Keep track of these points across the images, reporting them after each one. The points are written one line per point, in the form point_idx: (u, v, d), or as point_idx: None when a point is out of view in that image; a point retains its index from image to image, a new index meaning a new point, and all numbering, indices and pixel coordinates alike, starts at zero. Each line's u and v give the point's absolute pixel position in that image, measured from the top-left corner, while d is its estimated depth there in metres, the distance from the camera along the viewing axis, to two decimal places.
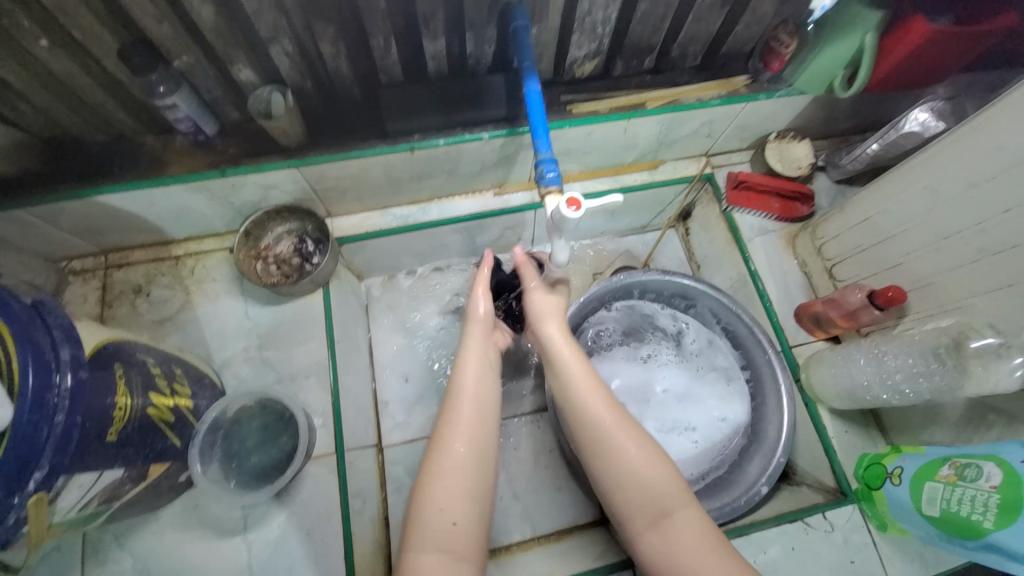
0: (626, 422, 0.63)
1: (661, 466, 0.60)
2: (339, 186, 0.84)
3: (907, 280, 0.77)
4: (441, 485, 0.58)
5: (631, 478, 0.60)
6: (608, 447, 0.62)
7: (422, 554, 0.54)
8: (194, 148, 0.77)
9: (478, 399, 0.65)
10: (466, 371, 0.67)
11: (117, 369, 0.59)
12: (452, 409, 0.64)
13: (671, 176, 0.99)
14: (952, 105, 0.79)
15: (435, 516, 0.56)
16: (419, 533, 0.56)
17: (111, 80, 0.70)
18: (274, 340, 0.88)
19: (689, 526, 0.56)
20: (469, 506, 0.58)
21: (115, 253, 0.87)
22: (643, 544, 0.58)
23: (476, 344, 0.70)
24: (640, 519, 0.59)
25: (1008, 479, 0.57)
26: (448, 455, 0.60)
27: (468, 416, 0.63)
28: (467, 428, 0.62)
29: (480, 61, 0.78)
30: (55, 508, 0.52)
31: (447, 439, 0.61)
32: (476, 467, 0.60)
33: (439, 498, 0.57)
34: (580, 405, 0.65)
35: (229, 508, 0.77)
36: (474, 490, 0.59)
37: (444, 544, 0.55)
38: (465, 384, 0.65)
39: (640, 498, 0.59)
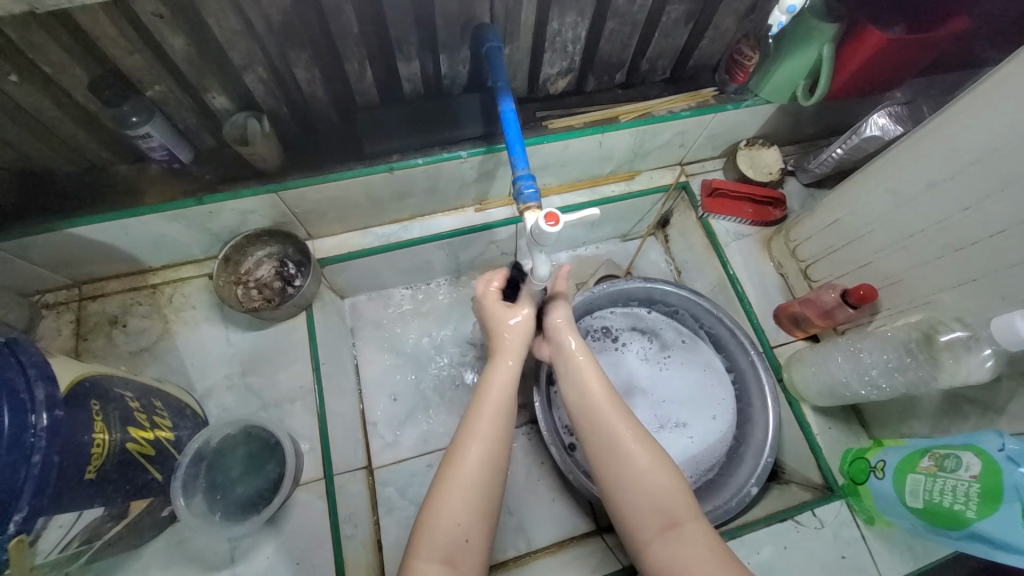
0: (638, 432, 0.64)
1: (673, 477, 0.61)
2: (319, 209, 0.84)
3: (877, 278, 0.79)
4: (456, 499, 0.58)
5: (642, 486, 0.60)
6: (620, 456, 0.62)
7: (427, 564, 0.55)
8: (169, 176, 0.77)
9: (501, 408, 0.65)
10: (495, 386, 0.66)
11: (94, 405, 0.57)
12: (476, 424, 0.63)
13: (647, 186, 1.02)
14: (909, 110, 0.82)
15: (447, 528, 0.57)
16: (427, 542, 0.56)
17: (82, 112, 0.69)
18: (257, 366, 0.86)
19: (698, 537, 0.57)
20: (480, 525, 0.58)
21: (89, 284, 0.85)
22: (650, 554, 0.58)
23: (505, 361, 0.69)
24: (649, 527, 0.59)
25: (987, 468, 0.59)
26: (467, 471, 0.59)
27: (490, 435, 0.62)
28: (486, 447, 0.61)
29: (455, 81, 0.79)
30: (36, 550, 0.50)
31: (466, 455, 0.60)
32: (490, 488, 0.60)
33: (451, 513, 0.57)
34: (593, 414, 0.66)
35: (215, 541, 0.75)
36: (486, 509, 0.59)
37: (451, 556, 0.56)
38: (489, 403, 0.65)
39: (650, 506, 0.59)
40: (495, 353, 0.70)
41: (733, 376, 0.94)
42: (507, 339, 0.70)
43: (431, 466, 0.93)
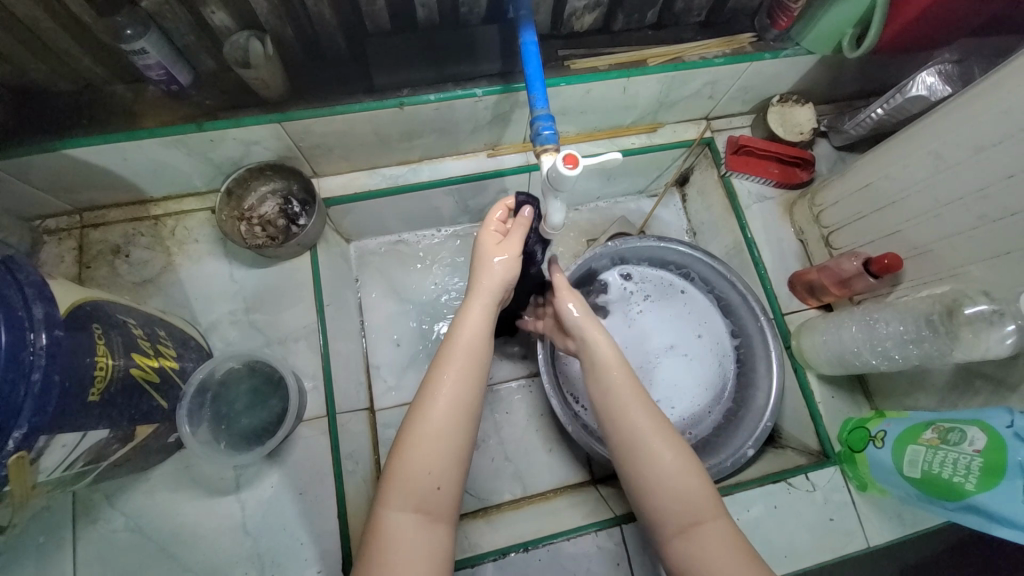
0: (666, 431, 0.58)
1: (698, 474, 0.56)
2: (325, 144, 0.80)
3: (904, 248, 0.76)
4: (424, 448, 0.54)
5: (663, 484, 0.55)
6: (642, 451, 0.57)
7: (398, 514, 0.52)
8: (169, 99, 0.73)
9: (472, 347, 0.59)
10: (468, 329, 0.60)
11: (96, 330, 0.56)
12: (448, 369, 0.57)
13: (670, 140, 0.97)
14: (960, 69, 0.76)
15: (416, 479, 0.53)
16: (396, 490, 0.53)
17: (75, 22, 0.65)
18: (262, 303, 0.86)
19: (719, 542, 0.52)
20: (454, 470, 0.55)
21: (91, 211, 0.83)
22: (669, 552, 0.54)
23: (479, 301, 0.61)
24: (667, 526, 0.55)
25: (992, 443, 0.59)
26: (438, 419, 0.55)
27: (462, 378, 0.57)
28: (457, 397, 0.56)
29: (473, 10, 0.73)
30: (38, 468, 0.51)
31: (432, 404, 0.56)
32: (464, 434, 0.56)
33: (421, 462, 0.54)
34: (615, 410, 0.60)
35: (221, 469, 0.77)
36: (459, 454, 0.55)
37: (423, 505, 0.53)
38: (458, 343, 0.59)
39: (672, 504, 0.54)
40: (469, 292, 0.62)
41: (739, 341, 0.93)
42: (485, 277, 0.62)
43: None
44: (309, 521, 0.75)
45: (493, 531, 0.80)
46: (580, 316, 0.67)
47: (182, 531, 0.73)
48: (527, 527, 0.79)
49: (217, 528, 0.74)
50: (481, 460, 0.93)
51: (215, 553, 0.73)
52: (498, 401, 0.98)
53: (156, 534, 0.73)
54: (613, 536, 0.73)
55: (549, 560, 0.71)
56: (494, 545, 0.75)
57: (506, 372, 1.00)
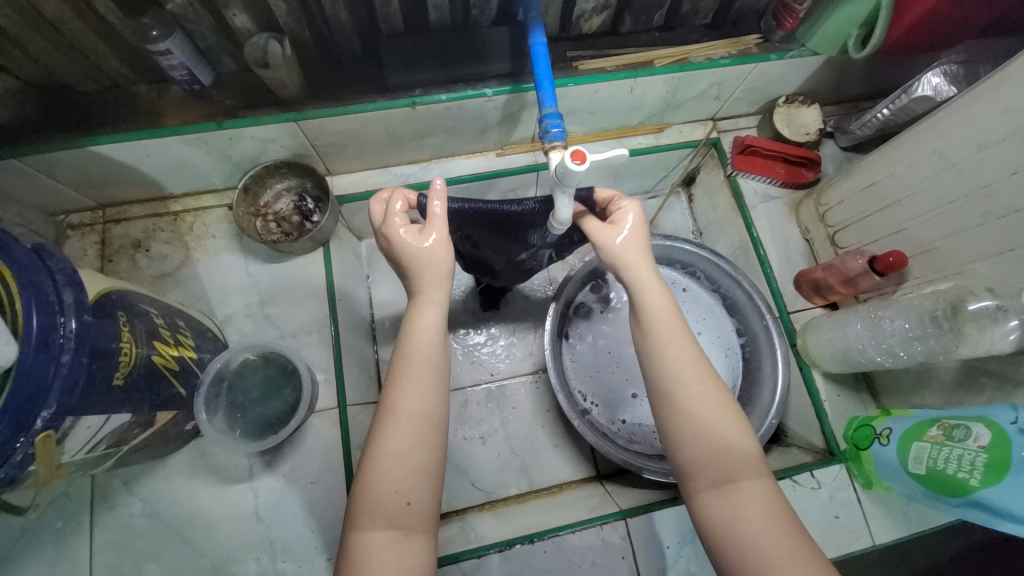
0: (711, 384, 0.56)
1: (742, 431, 0.55)
2: (339, 142, 0.82)
3: (910, 246, 0.76)
4: (390, 465, 0.52)
5: (705, 434, 0.55)
6: (682, 403, 0.56)
7: (372, 533, 0.50)
8: (190, 98, 0.76)
9: (424, 358, 0.56)
10: (419, 337, 0.57)
11: (121, 317, 0.59)
12: (406, 382, 0.55)
13: (676, 140, 0.98)
14: (965, 70, 0.76)
15: (385, 498, 0.51)
16: (367, 510, 0.51)
17: (103, 24, 0.68)
18: (276, 298, 0.88)
19: (757, 497, 0.52)
20: (423, 484, 0.52)
21: (113, 207, 0.86)
22: (702, 503, 0.54)
23: (427, 304, 0.58)
24: (703, 477, 0.54)
25: (997, 440, 0.59)
26: (400, 434, 0.53)
27: (419, 391, 0.54)
28: (419, 408, 0.54)
29: (484, 12, 0.75)
30: (64, 448, 0.53)
31: (390, 422, 0.53)
32: (430, 446, 0.53)
33: (389, 479, 0.51)
34: (660, 355, 0.58)
35: (234, 457, 0.79)
36: (428, 466, 0.53)
37: (396, 522, 0.51)
38: (409, 355, 0.56)
39: (708, 457, 0.54)
40: (416, 295, 0.59)
41: (745, 339, 0.93)
42: (426, 275, 0.59)
43: None
44: (320, 510, 0.76)
45: (499, 524, 0.81)
46: (624, 250, 0.62)
47: (197, 518, 0.75)
48: (532, 520, 0.80)
49: (230, 515, 0.76)
50: (488, 454, 0.95)
51: (228, 540, 0.74)
52: (505, 397, 0.99)
53: (172, 519, 0.75)
54: (618, 529, 0.73)
55: (554, 552, 0.72)
56: (500, 536, 0.76)
57: (513, 368, 1.01)
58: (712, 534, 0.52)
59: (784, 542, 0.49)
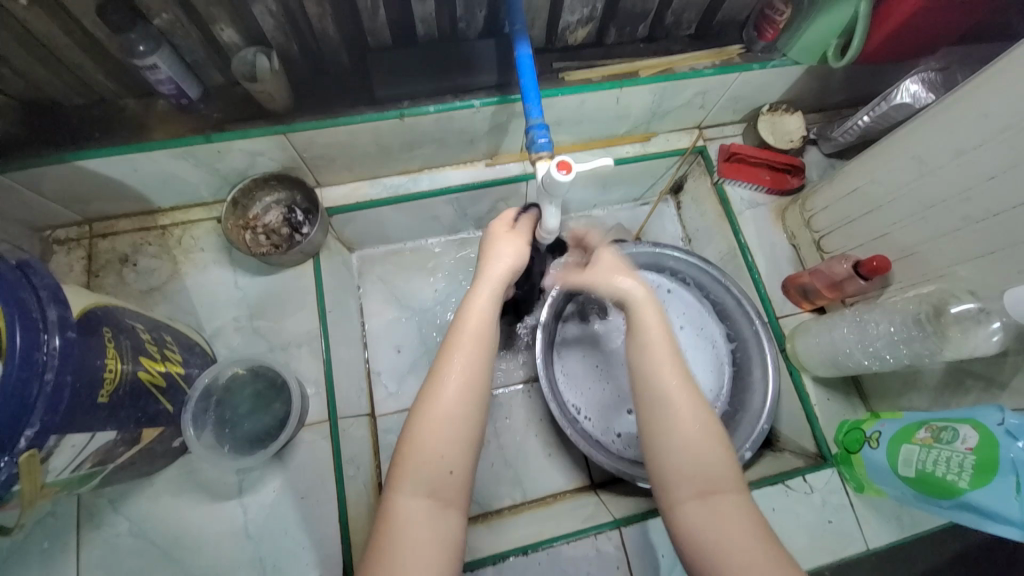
0: (694, 398, 0.57)
1: (720, 442, 0.55)
2: (328, 154, 0.82)
3: (893, 251, 0.77)
4: (435, 433, 0.54)
5: (688, 445, 0.54)
6: (668, 414, 0.56)
7: (410, 500, 0.52)
8: (178, 112, 0.76)
9: (482, 333, 0.59)
10: (477, 314, 0.60)
11: (106, 333, 0.58)
12: (459, 353, 0.57)
13: (663, 148, 0.99)
14: (944, 77, 0.79)
15: (427, 466, 0.53)
16: (408, 476, 0.52)
17: (90, 40, 0.68)
18: (265, 310, 0.87)
19: (735, 509, 0.52)
20: (465, 458, 0.54)
21: (100, 222, 0.85)
22: (683, 515, 0.53)
23: (490, 285, 0.62)
24: (685, 490, 0.53)
25: (984, 441, 0.59)
26: (450, 403, 0.55)
27: (475, 364, 0.57)
28: (470, 382, 0.56)
29: (471, 25, 0.76)
30: (48, 468, 0.52)
31: (443, 390, 0.55)
32: (475, 420, 0.56)
33: (433, 448, 0.53)
34: (645, 367, 0.59)
35: (223, 473, 0.78)
36: (469, 439, 0.55)
37: (435, 491, 0.52)
38: (467, 330, 0.59)
39: (691, 468, 0.54)
40: (480, 276, 0.63)
41: (735, 345, 0.94)
42: (497, 259, 0.63)
43: None
44: (311, 525, 0.75)
45: (492, 536, 0.80)
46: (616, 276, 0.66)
47: (185, 536, 0.74)
48: (527, 531, 0.80)
49: (218, 533, 0.75)
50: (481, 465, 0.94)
51: (218, 558, 0.73)
52: (498, 406, 0.99)
53: (160, 539, 0.73)
54: (612, 538, 0.73)
55: (549, 564, 0.71)
56: (494, 548, 0.76)
57: (506, 377, 1.01)
58: (692, 544, 0.52)
59: (760, 551, 0.49)
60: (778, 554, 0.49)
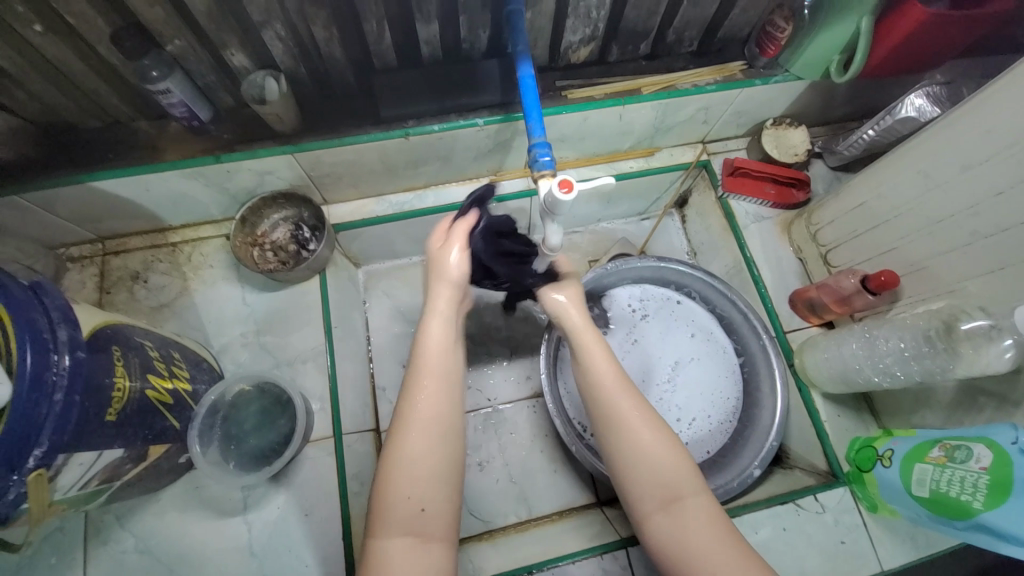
0: (645, 411, 0.62)
1: (675, 451, 0.59)
2: (335, 173, 0.84)
3: (901, 265, 0.76)
4: (404, 473, 0.55)
5: (647, 458, 0.59)
6: (625, 432, 0.60)
7: (391, 540, 0.52)
8: (189, 134, 0.78)
9: (435, 369, 0.60)
10: (430, 349, 0.61)
11: (115, 352, 0.59)
12: (418, 391, 0.59)
13: (667, 163, 1.00)
14: (949, 90, 0.78)
15: (402, 504, 0.54)
16: (386, 518, 0.53)
17: (105, 66, 0.70)
18: (272, 326, 0.88)
19: (700, 513, 0.56)
20: (438, 490, 0.55)
21: (112, 240, 0.87)
22: (651, 527, 0.57)
23: (440, 315, 0.63)
24: (649, 502, 0.57)
25: (998, 460, 0.58)
26: (415, 442, 0.56)
27: (435, 398, 0.59)
28: (433, 413, 0.58)
29: (474, 46, 0.77)
30: (55, 486, 0.53)
31: (408, 430, 0.57)
32: (443, 451, 0.57)
33: (405, 485, 0.54)
34: (597, 390, 0.63)
35: (228, 490, 0.78)
36: (440, 472, 0.56)
37: (413, 528, 0.53)
38: (423, 366, 0.60)
39: (652, 481, 0.58)
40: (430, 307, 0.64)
41: (743, 359, 0.93)
42: (440, 288, 0.64)
43: None
44: (315, 542, 0.75)
45: (497, 554, 0.79)
46: (562, 301, 0.70)
47: (190, 553, 0.74)
48: (532, 550, 0.78)
49: (223, 550, 0.75)
50: (486, 482, 0.93)
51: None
52: (503, 422, 0.98)
53: (164, 556, 0.74)
54: (618, 559, 0.72)
55: None
56: (498, 567, 0.75)
57: (511, 393, 1.01)
58: (665, 554, 0.56)
59: (728, 550, 0.53)
60: (745, 554, 0.53)
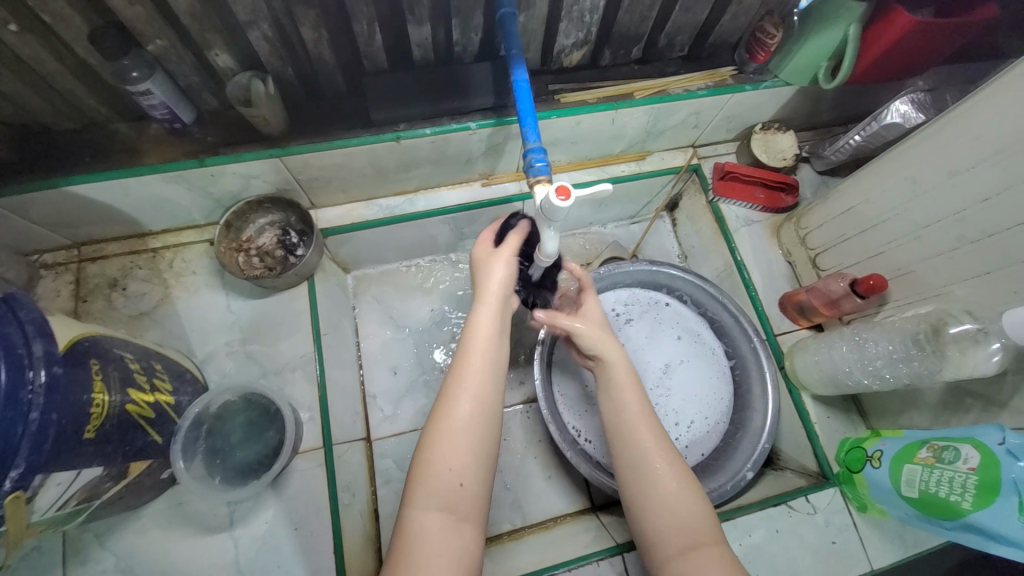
0: (672, 454, 0.62)
1: (699, 499, 0.59)
2: (323, 176, 0.82)
3: (888, 269, 0.78)
4: (448, 448, 0.56)
5: (670, 502, 0.59)
6: (649, 471, 0.61)
7: (425, 512, 0.53)
8: (171, 137, 0.75)
9: (489, 350, 0.62)
10: (479, 332, 0.63)
11: (93, 365, 0.57)
12: (464, 371, 0.60)
13: (658, 167, 1.00)
14: (932, 97, 0.80)
15: (440, 475, 0.55)
16: (423, 491, 0.54)
17: (81, 65, 0.67)
18: (258, 334, 0.86)
19: (720, 564, 0.54)
20: (476, 467, 0.56)
21: (89, 246, 0.84)
22: (668, 573, 0.56)
23: (490, 303, 0.65)
24: (669, 545, 0.57)
25: (986, 461, 0.59)
26: (459, 420, 0.57)
27: (481, 380, 0.60)
28: (478, 396, 0.59)
29: (467, 48, 0.76)
30: (32, 507, 0.50)
31: (454, 406, 0.58)
32: (485, 432, 0.58)
33: (446, 458, 0.55)
34: (625, 428, 0.64)
35: (214, 505, 0.76)
36: (480, 452, 0.57)
37: (449, 504, 0.54)
38: (473, 347, 0.62)
39: (673, 524, 0.58)
40: (478, 295, 0.66)
41: (734, 362, 0.93)
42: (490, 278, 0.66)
43: None
44: (306, 557, 0.73)
45: (493, 562, 0.78)
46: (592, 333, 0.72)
47: (174, 572, 0.71)
48: (528, 558, 0.77)
49: (209, 567, 0.72)
50: None
51: None
52: None
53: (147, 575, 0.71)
54: (615, 565, 0.71)
55: None
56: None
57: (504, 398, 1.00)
58: None
59: None
60: None
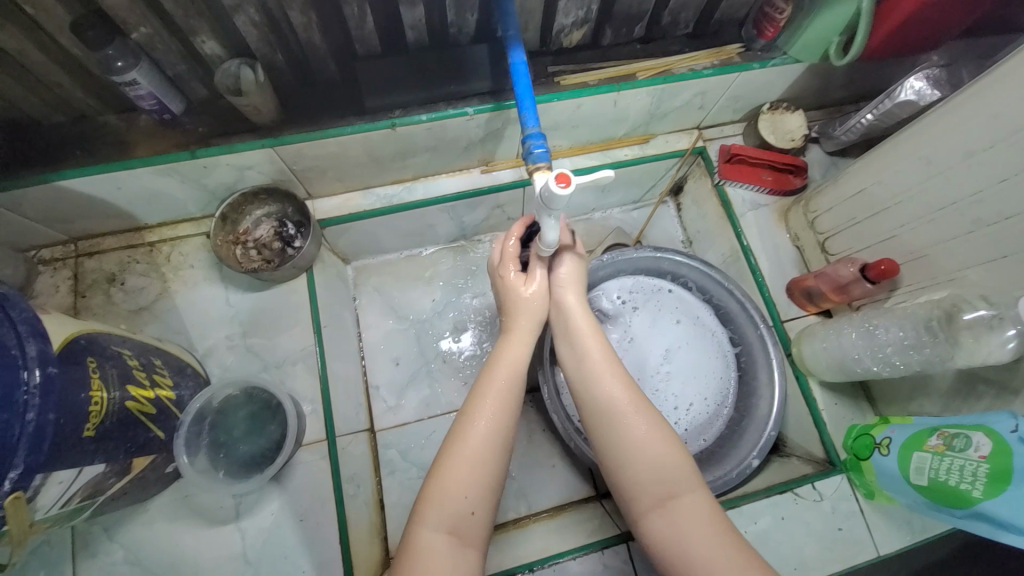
0: (642, 405, 0.62)
1: (673, 447, 0.59)
2: (318, 166, 0.80)
3: (900, 252, 0.76)
4: (463, 472, 0.56)
5: (643, 454, 0.58)
6: (621, 425, 0.60)
7: (434, 534, 0.53)
8: (161, 128, 0.73)
9: (513, 381, 0.62)
10: (505, 365, 0.63)
11: (90, 363, 0.56)
12: (487, 399, 0.60)
13: (662, 150, 0.97)
14: (948, 72, 0.76)
15: (455, 501, 0.54)
16: (433, 511, 0.54)
17: (67, 55, 0.65)
18: (258, 327, 0.85)
19: (696, 511, 0.55)
20: (487, 496, 0.56)
21: (85, 240, 0.83)
22: (648, 525, 0.57)
23: (519, 340, 0.66)
24: (645, 499, 0.57)
25: (997, 449, 0.58)
26: (476, 446, 0.57)
27: (502, 411, 0.60)
28: (497, 427, 0.59)
29: (462, 31, 0.74)
30: (35, 505, 0.50)
31: (472, 432, 0.58)
32: (499, 462, 0.58)
33: (461, 484, 0.55)
34: (595, 381, 0.64)
35: (219, 498, 0.76)
36: (494, 482, 0.57)
37: (457, 528, 0.54)
38: (497, 377, 0.62)
39: (648, 476, 0.57)
40: (509, 330, 0.67)
41: (739, 349, 0.92)
42: (523, 314, 0.67)
43: (432, 430, 0.94)
44: (311, 548, 0.73)
45: (498, 550, 0.79)
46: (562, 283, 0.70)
47: (182, 564, 0.72)
48: (532, 546, 0.78)
49: (217, 558, 0.73)
50: None
51: None
52: None
53: (155, 566, 0.71)
54: (619, 553, 0.71)
55: None
56: (497, 565, 0.74)
57: None
58: (663, 555, 0.55)
59: (726, 552, 0.52)
60: (746, 555, 0.52)
